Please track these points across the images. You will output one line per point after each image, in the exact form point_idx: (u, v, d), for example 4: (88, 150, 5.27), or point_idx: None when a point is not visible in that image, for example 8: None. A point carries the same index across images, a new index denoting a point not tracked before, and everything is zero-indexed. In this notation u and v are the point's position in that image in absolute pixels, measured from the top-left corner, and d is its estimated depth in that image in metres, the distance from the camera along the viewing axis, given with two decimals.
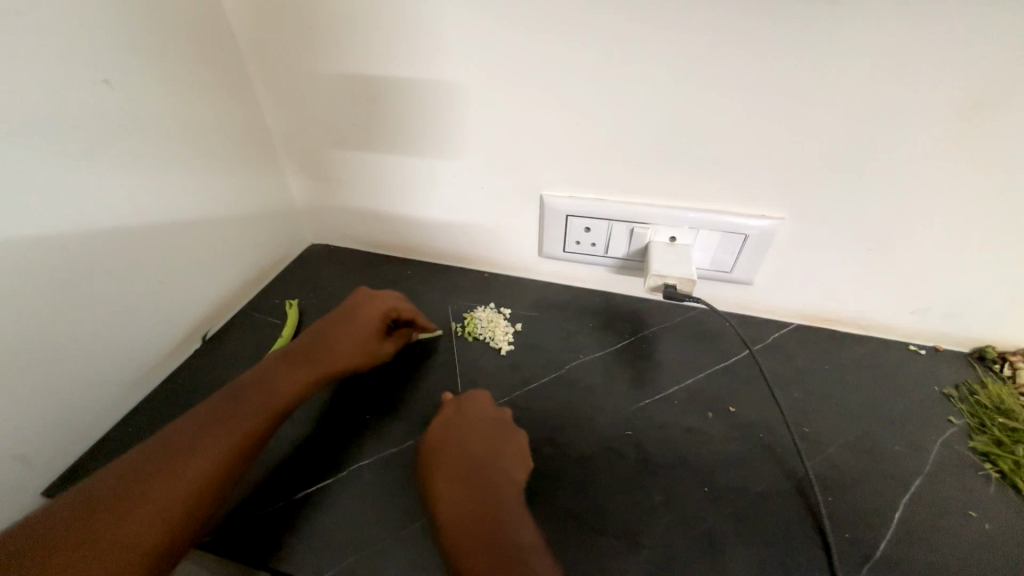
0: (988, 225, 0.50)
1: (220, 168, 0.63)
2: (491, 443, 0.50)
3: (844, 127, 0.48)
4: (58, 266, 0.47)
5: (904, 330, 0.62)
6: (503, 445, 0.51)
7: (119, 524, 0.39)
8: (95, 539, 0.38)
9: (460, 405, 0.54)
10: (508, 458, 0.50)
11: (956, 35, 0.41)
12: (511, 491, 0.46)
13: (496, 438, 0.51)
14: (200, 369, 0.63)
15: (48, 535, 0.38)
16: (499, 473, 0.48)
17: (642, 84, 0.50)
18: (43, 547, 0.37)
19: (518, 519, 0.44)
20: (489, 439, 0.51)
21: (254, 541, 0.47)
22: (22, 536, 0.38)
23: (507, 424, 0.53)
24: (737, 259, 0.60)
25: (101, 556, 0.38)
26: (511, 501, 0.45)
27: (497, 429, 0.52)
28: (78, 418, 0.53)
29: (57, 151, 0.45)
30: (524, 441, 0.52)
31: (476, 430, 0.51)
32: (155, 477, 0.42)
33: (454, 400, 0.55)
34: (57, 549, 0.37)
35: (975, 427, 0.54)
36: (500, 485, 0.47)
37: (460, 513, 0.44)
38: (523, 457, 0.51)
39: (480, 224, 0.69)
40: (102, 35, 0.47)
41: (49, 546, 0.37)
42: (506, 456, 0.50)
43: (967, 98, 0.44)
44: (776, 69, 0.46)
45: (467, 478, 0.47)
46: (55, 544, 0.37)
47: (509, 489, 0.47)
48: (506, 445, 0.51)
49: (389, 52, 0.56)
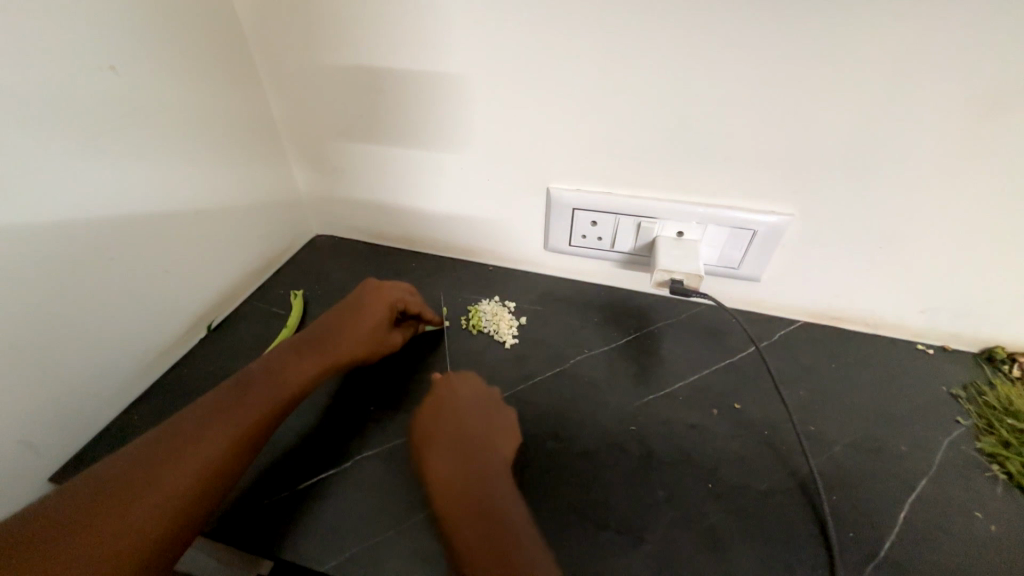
0: (999, 226, 0.50)
1: (226, 158, 0.62)
2: (481, 420, 0.53)
3: (857, 124, 0.47)
4: (62, 254, 0.47)
5: (912, 329, 0.61)
6: (493, 421, 0.54)
7: (127, 512, 0.40)
8: (103, 527, 0.38)
9: (453, 382, 0.56)
10: (496, 432, 0.53)
11: (976, 30, 0.40)
12: (499, 463, 0.49)
13: (486, 416, 0.54)
14: (205, 359, 0.64)
15: (57, 522, 0.38)
16: (488, 445, 0.51)
17: (653, 77, 0.50)
18: (51, 534, 0.37)
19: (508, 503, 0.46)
20: (480, 416, 0.54)
21: (259, 530, 0.47)
22: (31, 521, 0.38)
23: (496, 401, 0.56)
24: (745, 255, 0.59)
25: (109, 545, 0.38)
26: (498, 472, 0.48)
27: (486, 407, 0.55)
28: (84, 404, 0.53)
29: (61, 139, 0.45)
30: (512, 415, 0.55)
31: (468, 407, 0.54)
32: (163, 466, 0.42)
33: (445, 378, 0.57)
34: (66, 537, 0.37)
35: (982, 428, 0.54)
36: (489, 457, 0.49)
37: (451, 481, 0.47)
38: (510, 431, 0.53)
39: (486, 217, 0.68)
40: (106, 21, 0.47)
41: (59, 532, 0.38)
42: (495, 431, 0.53)
43: (986, 97, 0.43)
44: (790, 64, 0.45)
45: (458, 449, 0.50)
46: (64, 531, 0.38)
47: (497, 460, 0.49)
48: (494, 421, 0.54)
49: (396, 41, 0.56)
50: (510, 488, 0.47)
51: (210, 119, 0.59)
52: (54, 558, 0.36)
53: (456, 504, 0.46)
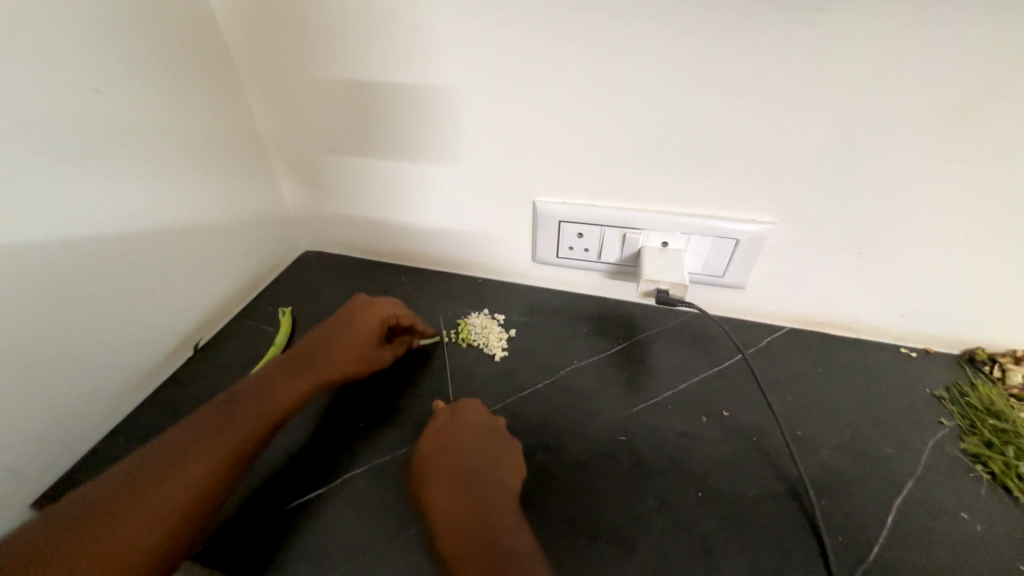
0: (974, 228, 0.51)
1: (213, 175, 0.63)
2: (484, 449, 0.50)
3: (834, 131, 0.48)
4: (47, 275, 0.47)
5: (894, 333, 0.62)
6: (495, 451, 0.51)
7: (116, 531, 0.39)
8: (92, 546, 0.38)
9: (456, 410, 0.54)
10: (501, 465, 0.50)
11: (939, 42, 0.42)
12: (505, 498, 0.46)
13: (491, 447, 0.51)
14: (193, 377, 0.63)
15: (45, 542, 0.38)
16: (491, 476, 0.48)
17: (635, 91, 0.51)
18: (39, 554, 0.37)
19: (512, 528, 0.43)
20: (484, 448, 0.51)
21: (246, 551, 0.46)
22: (20, 542, 0.38)
23: (500, 430, 0.53)
24: (729, 264, 0.60)
25: (99, 564, 0.38)
26: (504, 508, 0.45)
27: (489, 436, 0.52)
28: (69, 426, 0.52)
29: (47, 159, 0.45)
30: (518, 448, 0.52)
31: (470, 438, 0.51)
32: (154, 483, 0.42)
33: (448, 408, 0.54)
34: (54, 555, 0.37)
35: (966, 429, 0.54)
36: (494, 492, 0.46)
37: (453, 517, 0.44)
38: (516, 465, 0.50)
39: (474, 230, 0.69)
40: (94, 43, 0.47)
41: (47, 552, 0.37)
42: (500, 464, 0.50)
43: (952, 105, 0.45)
44: (764, 77, 0.47)
45: (462, 483, 0.47)
46: (53, 550, 0.37)
47: (503, 496, 0.46)
48: (499, 451, 0.51)
49: (383, 58, 0.57)
50: (517, 525, 0.44)
51: (197, 137, 0.60)
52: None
53: (459, 544, 0.42)
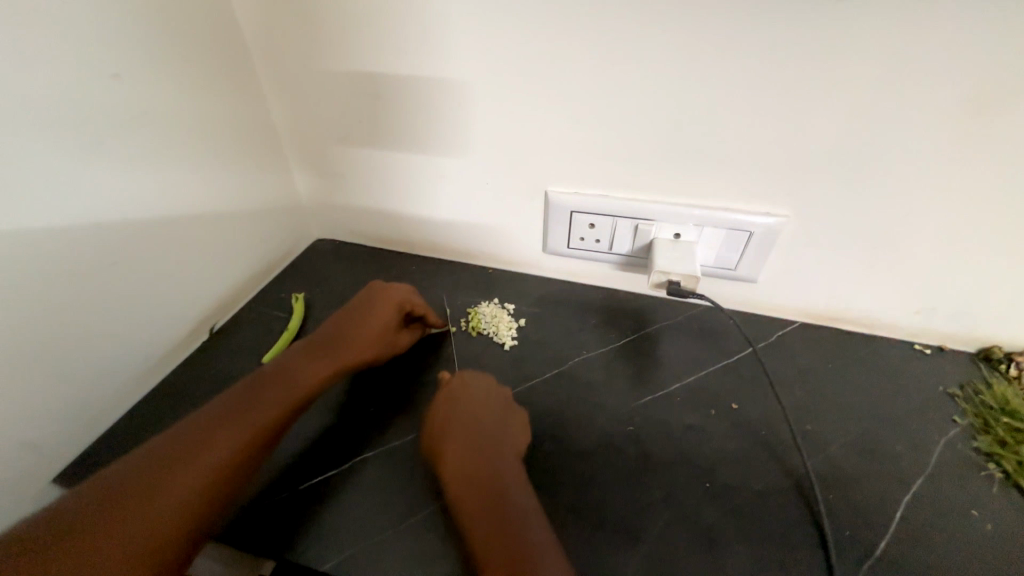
0: (993, 225, 0.50)
1: (227, 162, 0.63)
2: (492, 415, 0.52)
3: (852, 126, 0.48)
4: (67, 260, 0.48)
5: (909, 329, 0.61)
6: (504, 416, 0.53)
7: (143, 512, 0.40)
8: (120, 527, 0.39)
9: (466, 378, 0.56)
10: (509, 429, 0.52)
11: (965, 35, 0.41)
12: (513, 460, 0.48)
13: (500, 414, 0.53)
14: (207, 362, 0.64)
15: (74, 521, 0.39)
16: (500, 438, 0.50)
17: (649, 82, 0.50)
18: (69, 533, 0.38)
19: (518, 486, 0.46)
20: (493, 414, 0.53)
21: (260, 530, 0.47)
22: (50, 520, 0.39)
23: (507, 398, 0.55)
24: (742, 257, 0.59)
25: (127, 545, 0.39)
26: (512, 468, 0.47)
27: (497, 402, 0.54)
28: (88, 407, 0.54)
29: (64, 148, 0.46)
30: (524, 416, 0.54)
31: (480, 404, 0.53)
32: (179, 466, 0.43)
33: (458, 377, 0.56)
34: (83, 535, 0.38)
35: (979, 427, 0.54)
36: (503, 452, 0.49)
37: (464, 473, 0.47)
38: (522, 430, 0.53)
39: (485, 220, 0.69)
40: (110, 30, 0.48)
41: (77, 531, 0.38)
42: (507, 429, 0.52)
43: (977, 99, 0.43)
44: (782, 69, 0.46)
45: (473, 443, 0.49)
46: (82, 529, 0.39)
47: (510, 455, 0.49)
48: (506, 417, 0.53)
49: (396, 48, 0.56)
50: (522, 481, 0.47)
51: (211, 124, 0.60)
52: (71, 554, 0.37)
53: (470, 499, 0.45)
